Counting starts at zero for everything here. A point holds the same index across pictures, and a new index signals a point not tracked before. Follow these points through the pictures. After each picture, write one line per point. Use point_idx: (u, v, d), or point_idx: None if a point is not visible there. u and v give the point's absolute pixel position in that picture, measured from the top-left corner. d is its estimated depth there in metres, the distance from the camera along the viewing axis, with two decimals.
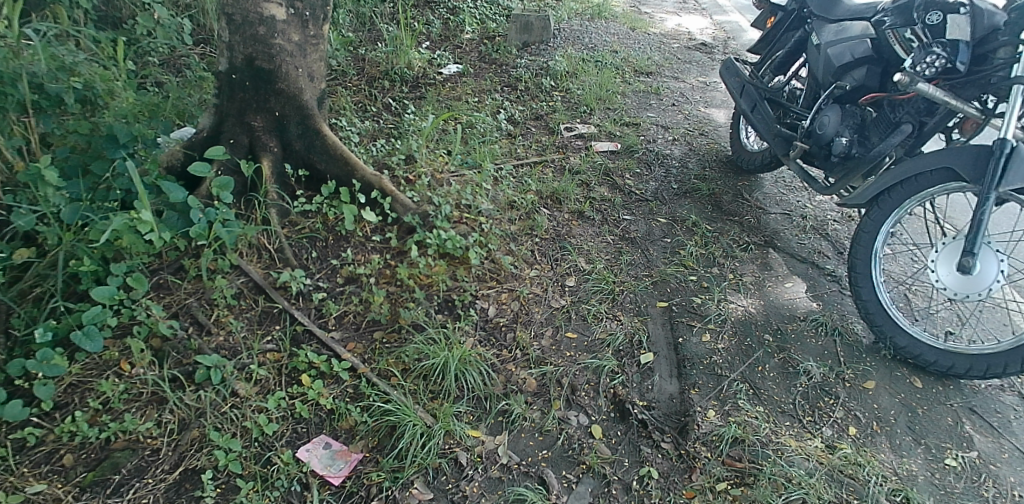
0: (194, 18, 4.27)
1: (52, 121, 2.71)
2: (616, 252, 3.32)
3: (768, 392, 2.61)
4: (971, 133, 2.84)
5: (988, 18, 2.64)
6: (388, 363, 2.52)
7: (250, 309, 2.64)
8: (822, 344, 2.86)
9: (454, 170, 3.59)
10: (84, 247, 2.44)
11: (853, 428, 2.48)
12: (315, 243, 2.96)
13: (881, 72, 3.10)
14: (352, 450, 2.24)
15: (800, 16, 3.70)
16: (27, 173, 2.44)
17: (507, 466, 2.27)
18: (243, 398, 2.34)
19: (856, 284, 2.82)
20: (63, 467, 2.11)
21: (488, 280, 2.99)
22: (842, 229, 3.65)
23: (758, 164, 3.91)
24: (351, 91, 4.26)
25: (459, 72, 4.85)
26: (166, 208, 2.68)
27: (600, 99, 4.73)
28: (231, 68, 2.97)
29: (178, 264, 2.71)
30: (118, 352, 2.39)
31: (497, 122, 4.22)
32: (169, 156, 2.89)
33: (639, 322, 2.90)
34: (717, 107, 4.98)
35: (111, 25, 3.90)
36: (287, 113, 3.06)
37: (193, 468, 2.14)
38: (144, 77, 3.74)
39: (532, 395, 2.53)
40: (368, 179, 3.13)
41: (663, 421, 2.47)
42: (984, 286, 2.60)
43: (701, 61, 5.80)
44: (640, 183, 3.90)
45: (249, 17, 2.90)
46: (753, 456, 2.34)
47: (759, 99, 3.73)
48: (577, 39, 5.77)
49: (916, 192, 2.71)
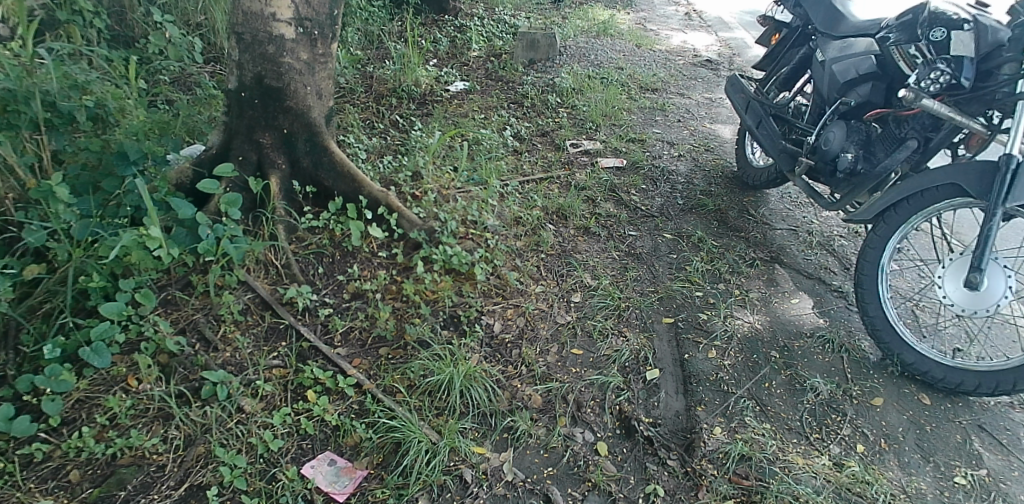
0: (204, 37, 4.34)
1: (64, 139, 2.73)
2: (623, 268, 3.33)
3: (775, 408, 2.60)
4: (977, 149, 2.82)
5: (992, 34, 2.63)
6: (393, 379, 2.52)
7: (257, 324, 2.66)
8: (829, 360, 2.84)
9: (460, 187, 3.61)
10: (94, 264, 2.47)
11: (861, 446, 2.46)
12: (322, 259, 2.98)
13: (886, 89, 3.12)
14: (357, 467, 2.24)
15: (805, 32, 3.74)
16: (38, 190, 2.46)
17: (512, 483, 2.26)
18: (249, 414, 2.34)
19: (862, 300, 2.81)
20: (69, 483, 2.11)
21: (494, 296, 3.00)
22: (848, 244, 3.65)
23: (765, 180, 3.92)
24: (359, 108, 4.30)
25: (466, 89, 4.89)
26: (174, 224, 2.70)
27: (605, 115, 4.75)
28: (241, 86, 3.02)
29: (185, 280, 2.73)
30: (126, 368, 2.42)
31: (503, 139, 4.25)
32: (179, 174, 2.92)
33: (645, 338, 2.90)
34: (723, 122, 5.00)
35: (123, 44, 3.96)
36: (295, 130, 3.10)
37: (198, 484, 2.13)
38: (155, 95, 3.79)
39: (537, 411, 2.53)
40: (375, 196, 3.16)
41: (669, 438, 2.46)
42: (992, 302, 2.58)
43: (707, 77, 5.83)
44: (646, 199, 3.91)
45: (259, 36, 2.95)
46: (759, 474, 2.31)
47: (764, 115, 3.73)
48: (583, 56, 5.82)
49: (923, 207, 2.71)
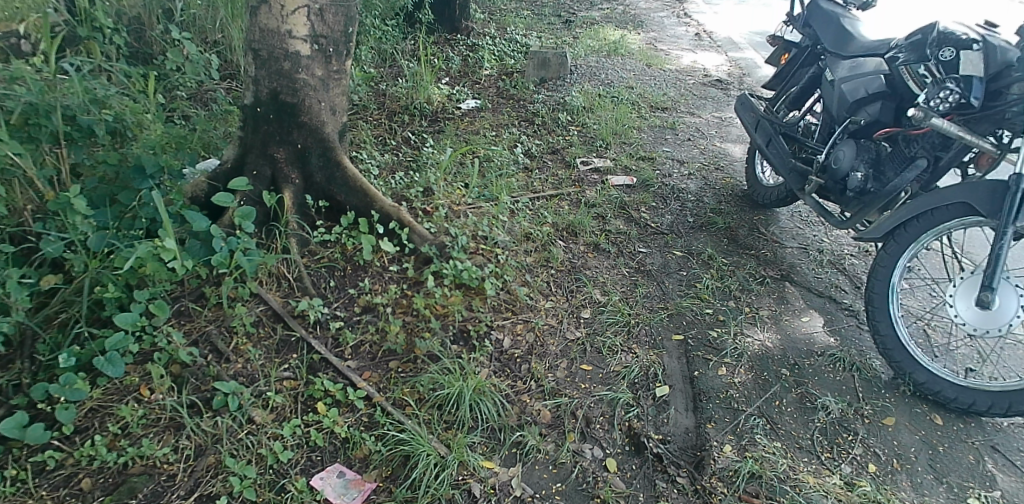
0: (221, 54, 4.41)
1: (83, 152, 2.77)
2: (632, 284, 3.34)
3: (786, 427, 2.58)
4: (987, 168, 2.86)
5: (1000, 54, 2.64)
6: (403, 392, 2.53)
7: (268, 337, 2.68)
8: (840, 379, 2.83)
9: (471, 203, 3.64)
10: (110, 275, 2.49)
11: (873, 466, 2.44)
12: (333, 272, 3.01)
13: (895, 108, 3.12)
14: (365, 480, 2.24)
15: (814, 52, 3.78)
16: (57, 202, 2.50)
17: (521, 498, 2.25)
18: (259, 425, 2.36)
19: (874, 319, 2.79)
20: (81, 491, 2.12)
21: (504, 311, 3.01)
22: (859, 263, 3.64)
23: (775, 198, 3.93)
24: (372, 125, 4.36)
25: (477, 107, 4.95)
26: (189, 237, 2.72)
27: (616, 133, 4.78)
28: (257, 102, 3.07)
29: (199, 292, 2.75)
30: (138, 378, 2.44)
31: (515, 156, 4.29)
32: (194, 187, 2.96)
33: (655, 355, 2.89)
34: (733, 141, 5.02)
35: (142, 60, 4.05)
36: (308, 145, 3.14)
37: (208, 495, 2.14)
38: (172, 111, 3.87)
39: (546, 427, 2.53)
40: (387, 210, 3.19)
41: (678, 455, 2.45)
42: (1003, 322, 2.57)
43: (717, 97, 5.85)
44: (656, 216, 3.93)
45: (275, 53, 3.00)
46: (770, 493, 2.30)
47: (774, 133, 3.75)
48: (594, 75, 5.87)
49: (933, 225, 2.70)
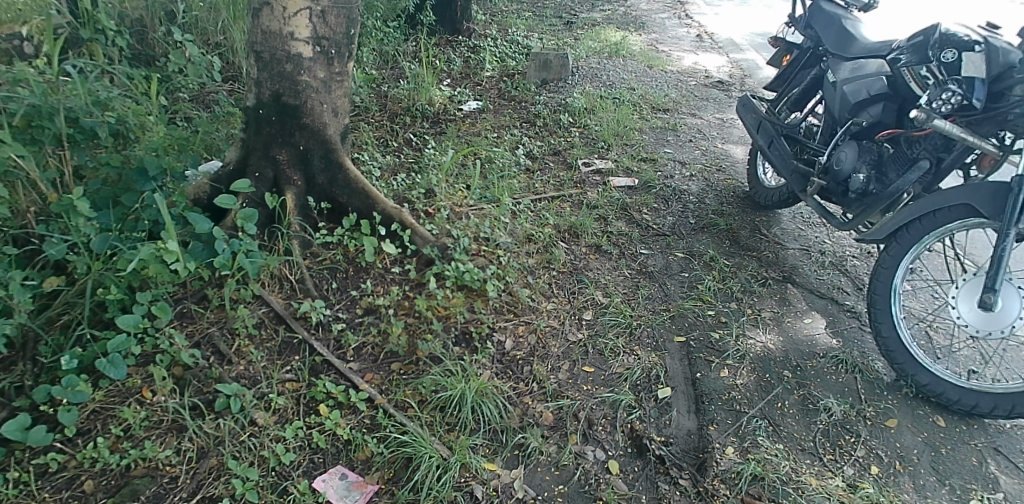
0: (223, 56, 4.42)
1: (86, 154, 2.78)
2: (635, 286, 3.34)
3: (788, 429, 2.58)
4: (989, 170, 2.86)
5: (1002, 56, 2.64)
6: (405, 394, 2.53)
7: (271, 339, 2.68)
8: (842, 380, 2.83)
9: (473, 204, 3.64)
10: (112, 276, 2.49)
11: (876, 468, 2.44)
12: (335, 274, 3.01)
13: (897, 109, 3.11)
14: (368, 482, 2.23)
15: (816, 53, 3.78)
16: (59, 204, 2.50)
17: (523, 500, 2.25)
18: (262, 427, 2.36)
19: (876, 321, 2.79)
20: (84, 493, 2.13)
21: (506, 313, 3.01)
22: (861, 264, 3.64)
23: (777, 200, 3.93)
24: (374, 127, 4.36)
25: (479, 108, 4.95)
26: (191, 239, 2.73)
27: (617, 135, 4.79)
28: (259, 104, 3.07)
29: (201, 293, 2.76)
30: (141, 380, 2.44)
31: (516, 157, 4.29)
32: (197, 189, 2.97)
33: (657, 357, 2.89)
34: (734, 143, 5.02)
35: (144, 62, 4.07)
36: (311, 147, 3.14)
37: (210, 496, 2.15)
38: (174, 113, 3.88)
39: (548, 428, 2.53)
40: (389, 212, 3.19)
41: (681, 457, 2.45)
42: (1006, 323, 2.56)
43: (719, 98, 5.85)
44: (658, 218, 3.93)
45: (277, 55, 3.00)
46: (773, 495, 2.30)
47: (775, 135, 3.75)
48: (596, 76, 5.87)
49: (935, 227, 2.70)
